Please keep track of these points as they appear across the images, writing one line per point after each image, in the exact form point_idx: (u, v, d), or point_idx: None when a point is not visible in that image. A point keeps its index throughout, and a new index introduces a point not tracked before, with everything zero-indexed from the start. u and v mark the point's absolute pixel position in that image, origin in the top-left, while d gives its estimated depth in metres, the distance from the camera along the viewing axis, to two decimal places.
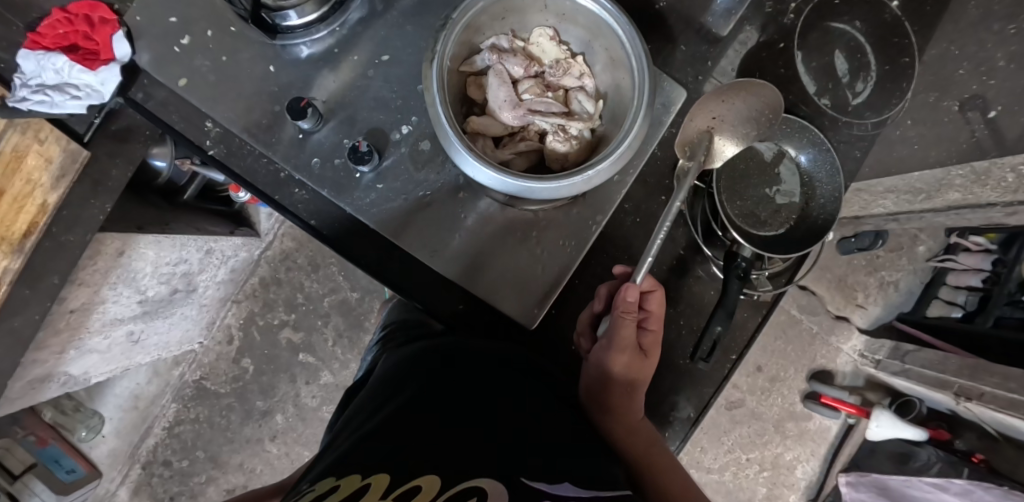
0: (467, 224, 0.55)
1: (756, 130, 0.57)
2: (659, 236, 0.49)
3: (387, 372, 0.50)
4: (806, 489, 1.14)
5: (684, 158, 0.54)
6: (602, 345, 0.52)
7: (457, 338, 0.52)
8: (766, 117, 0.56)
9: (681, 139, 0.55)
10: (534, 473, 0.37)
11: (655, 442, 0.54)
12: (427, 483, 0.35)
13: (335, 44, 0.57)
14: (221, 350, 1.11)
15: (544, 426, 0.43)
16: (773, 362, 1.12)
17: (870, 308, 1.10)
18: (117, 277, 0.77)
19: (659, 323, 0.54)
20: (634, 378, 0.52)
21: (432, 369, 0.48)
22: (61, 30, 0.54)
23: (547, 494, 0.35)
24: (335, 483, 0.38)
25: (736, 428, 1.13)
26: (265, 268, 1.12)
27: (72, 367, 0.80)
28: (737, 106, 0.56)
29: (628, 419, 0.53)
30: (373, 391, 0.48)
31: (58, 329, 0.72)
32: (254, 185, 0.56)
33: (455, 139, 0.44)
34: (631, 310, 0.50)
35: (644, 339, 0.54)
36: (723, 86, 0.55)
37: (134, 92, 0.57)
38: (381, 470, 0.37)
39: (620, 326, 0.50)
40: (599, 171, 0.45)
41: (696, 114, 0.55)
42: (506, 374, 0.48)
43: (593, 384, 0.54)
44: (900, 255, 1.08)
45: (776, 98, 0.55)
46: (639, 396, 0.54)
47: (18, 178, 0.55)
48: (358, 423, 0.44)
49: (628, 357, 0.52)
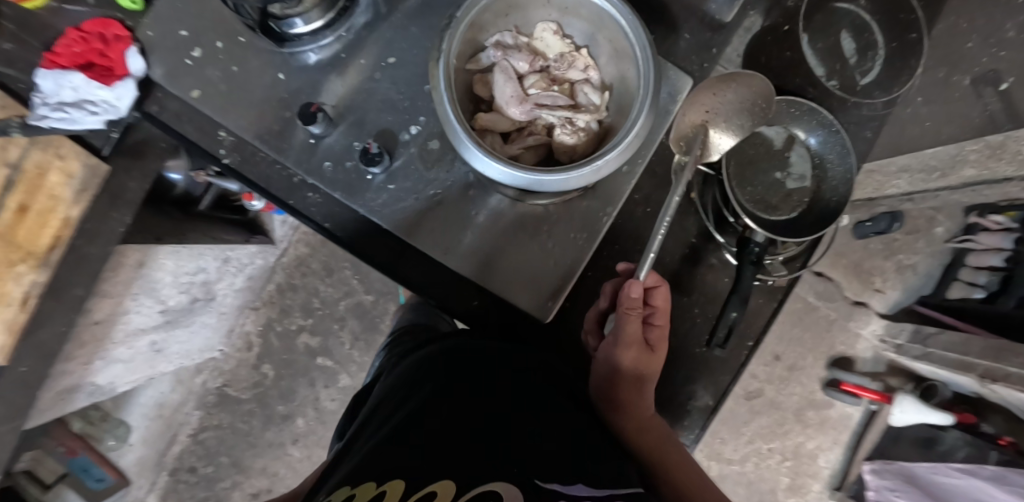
0: (479, 221, 0.55)
1: (751, 120, 0.55)
2: (660, 230, 0.48)
3: (401, 378, 0.52)
4: (829, 477, 1.13)
5: (680, 154, 0.53)
6: (610, 341, 0.52)
7: (466, 340, 0.53)
8: (760, 106, 0.55)
9: (674, 134, 0.54)
10: (547, 475, 0.37)
11: (668, 436, 0.54)
12: (442, 489, 0.36)
13: (342, 49, 0.57)
14: (241, 357, 1.12)
15: (556, 425, 0.44)
16: (790, 351, 1.10)
17: (888, 292, 1.09)
18: (139, 288, 0.80)
19: (666, 317, 0.54)
20: (643, 373, 0.52)
21: (442, 373, 0.48)
22: (77, 49, 0.56)
23: (564, 495, 0.36)
24: (351, 492, 0.39)
25: (756, 419, 1.12)
26: (281, 275, 1.12)
27: (98, 377, 0.82)
28: (729, 97, 0.55)
29: (640, 416, 0.54)
30: (387, 398, 0.49)
31: (83, 341, 0.75)
32: (268, 191, 0.57)
33: (464, 136, 0.44)
34: (635, 305, 0.49)
35: (650, 334, 0.54)
36: (711, 78, 0.54)
37: (150, 106, 0.59)
38: (395, 477, 0.38)
39: (625, 322, 0.50)
40: (607, 161, 0.45)
41: (687, 107, 0.54)
42: (516, 373, 0.49)
43: (603, 381, 0.54)
44: (917, 238, 1.06)
45: (766, 86, 0.54)
46: (648, 391, 0.53)
47: (40, 194, 0.57)
48: (371, 432, 0.45)
49: (635, 352, 0.52)
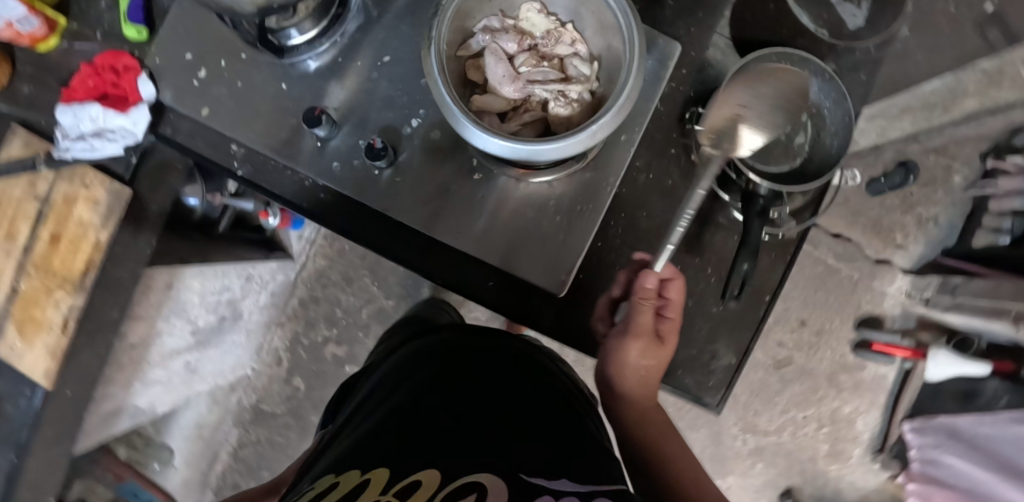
0: (488, 204, 0.56)
1: (781, 117, 0.59)
2: (683, 221, 0.49)
3: (391, 376, 0.58)
4: (870, 440, 1.10)
5: (710, 145, 0.56)
6: (619, 329, 0.53)
7: (457, 344, 0.60)
8: (791, 103, 0.59)
9: (707, 125, 0.56)
10: (534, 471, 0.42)
11: (668, 430, 0.59)
12: (426, 478, 0.41)
13: (338, 54, 0.59)
14: (273, 373, 1.14)
15: (538, 424, 0.49)
16: (815, 315, 1.09)
17: (911, 247, 1.07)
18: (170, 309, 0.84)
19: (679, 311, 0.53)
20: (652, 365, 0.53)
21: (432, 374, 0.55)
22: (90, 83, 0.60)
23: (547, 489, 0.39)
24: (335, 479, 0.45)
25: (788, 387, 1.11)
26: (303, 289, 1.13)
27: (138, 400, 0.85)
28: (765, 90, 0.58)
29: (643, 404, 0.57)
30: (379, 391, 0.57)
31: (122, 365, 0.79)
32: (283, 197, 0.60)
33: (461, 117, 0.45)
34: (648, 295, 0.51)
35: (662, 326, 0.53)
36: (751, 70, 0.56)
37: (163, 129, 0.62)
38: (379, 466, 0.44)
39: (636, 311, 0.51)
40: (602, 126, 0.46)
41: (722, 100, 0.56)
42: (505, 383, 0.54)
43: (611, 373, 0.55)
44: (934, 190, 1.05)
45: (801, 84, 0.58)
46: (655, 382, 0.55)
47: (71, 222, 0.60)
48: (362, 420, 0.53)
49: (645, 345, 0.52)
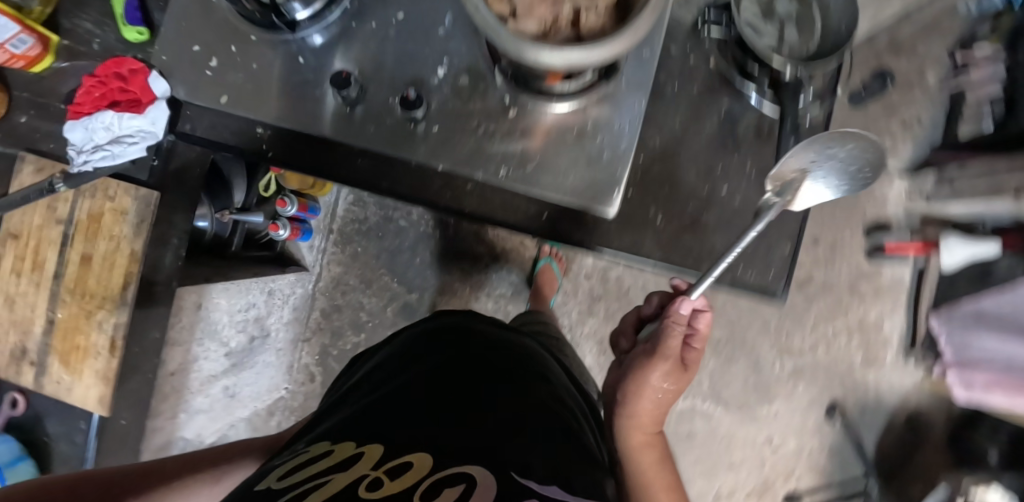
0: (528, 137, 0.57)
1: (849, 181, 0.57)
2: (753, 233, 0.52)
3: (390, 362, 0.57)
4: (900, 341, 1.13)
5: (773, 195, 0.55)
6: (648, 349, 0.64)
7: (457, 336, 0.58)
8: (863, 172, 0.57)
9: (775, 175, 0.55)
10: (526, 472, 0.38)
11: (655, 449, 0.71)
12: (417, 460, 0.39)
13: (350, 20, 0.58)
14: (309, 389, 1.06)
15: (537, 418, 0.46)
16: (826, 231, 1.12)
17: (901, 149, 1.10)
18: (203, 333, 0.95)
19: (701, 343, 0.66)
20: (673, 385, 0.65)
21: (431, 363, 0.53)
22: (98, 92, 0.59)
23: (537, 492, 0.36)
24: (330, 447, 0.44)
25: (813, 305, 1.13)
26: (323, 300, 1.07)
27: (184, 433, 0.98)
28: (839, 155, 0.56)
29: (645, 422, 0.68)
30: (378, 376, 0.56)
31: (166, 394, 0.93)
32: (316, 171, 0.61)
33: (509, 39, 0.45)
34: (678, 321, 0.60)
35: (686, 353, 0.66)
36: (836, 131, 0.55)
37: (183, 125, 0.60)
38: (373, 442, 0.43)
39: (666, 335, 0.61)
40: (643, 22, 0.46)
41: (797, 153, 0.55)
42: (513, 373, 0.52)
43: (628, 389, 0.65)
44: (913, 91, 1.09)
45: (878, 157, 0.56)
46: (662, 403, 0.66)
47: (102, 238, 0.61)
48: (358, 400, 0.52)
49: (669, 368, 0.63)
